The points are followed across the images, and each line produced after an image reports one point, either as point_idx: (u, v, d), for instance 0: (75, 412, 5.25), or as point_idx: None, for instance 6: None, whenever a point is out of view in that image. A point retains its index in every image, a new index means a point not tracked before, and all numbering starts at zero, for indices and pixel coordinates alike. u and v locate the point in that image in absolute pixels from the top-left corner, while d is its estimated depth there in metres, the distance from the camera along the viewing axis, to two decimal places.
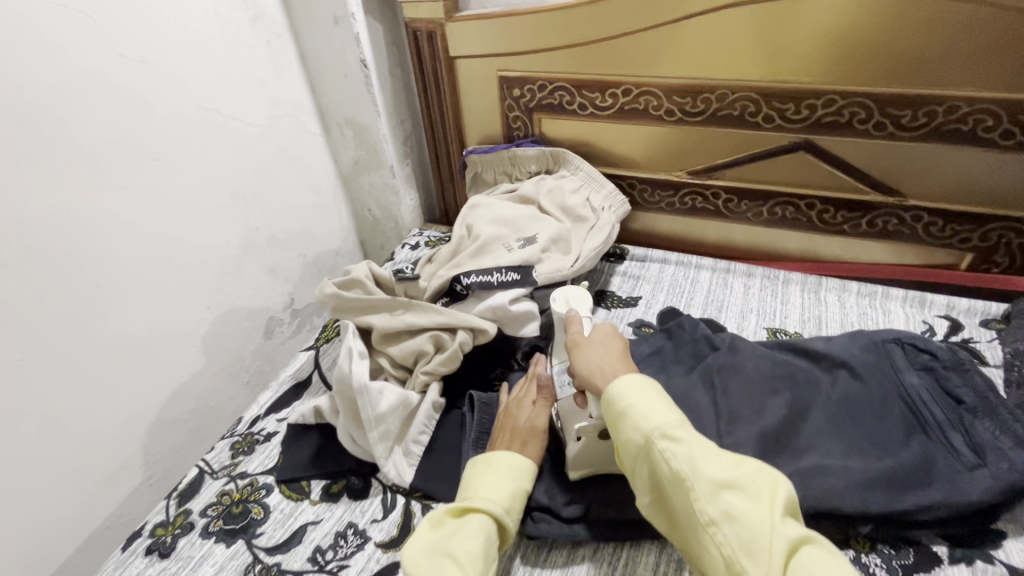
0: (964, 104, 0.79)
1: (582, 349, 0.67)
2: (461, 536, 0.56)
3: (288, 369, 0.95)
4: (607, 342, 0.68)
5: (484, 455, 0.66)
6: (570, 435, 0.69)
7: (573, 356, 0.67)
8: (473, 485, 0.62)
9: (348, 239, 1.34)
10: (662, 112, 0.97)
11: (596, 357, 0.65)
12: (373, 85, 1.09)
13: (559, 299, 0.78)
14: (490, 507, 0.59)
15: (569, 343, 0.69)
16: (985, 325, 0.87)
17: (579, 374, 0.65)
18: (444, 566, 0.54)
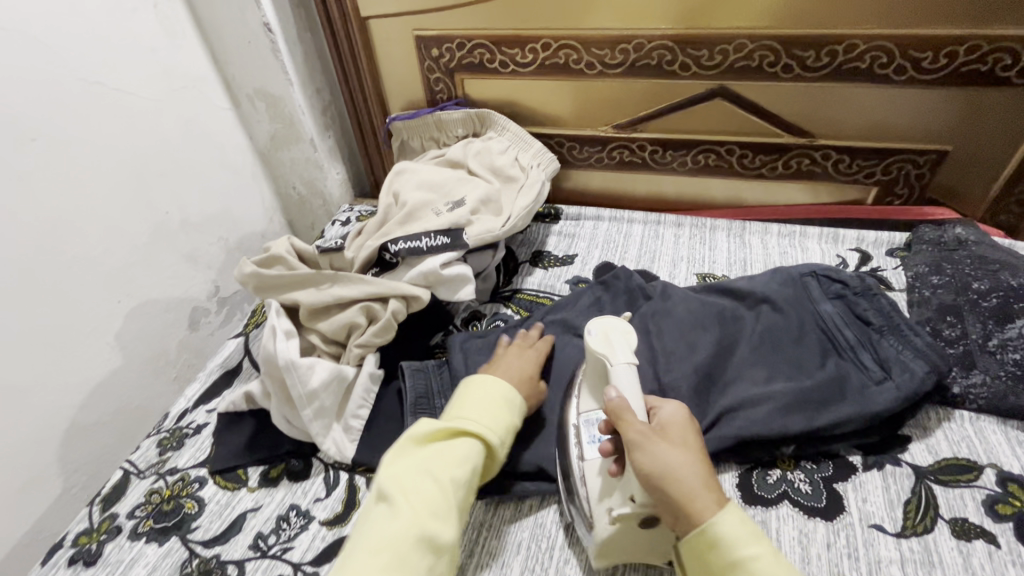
0: (862, 42, 0.82)
1: (664, 444, 0.54)
2: (451, 459, 0.58)
3: (217, 358, 0.90)
4: (687, 437, 0.56)
5: (475, 383, 0.65)
6: (602, 509, 0.58)
7: (648, 445, 0.54)
8: (466, 410, 0.62)
9: (274, 220, 1.27)
10: (583, 66, 0.97)
11: (679, 458, 0.53)
12: (281, 50, 1.02)
13: (597, 333, 0.68)
14: (484, 439, 0.60)
15: (641, 435, 0.55)
16: (890, 254, 0.94)
17: (655, 487, 0.52)
18: (428, 486, 0.55)
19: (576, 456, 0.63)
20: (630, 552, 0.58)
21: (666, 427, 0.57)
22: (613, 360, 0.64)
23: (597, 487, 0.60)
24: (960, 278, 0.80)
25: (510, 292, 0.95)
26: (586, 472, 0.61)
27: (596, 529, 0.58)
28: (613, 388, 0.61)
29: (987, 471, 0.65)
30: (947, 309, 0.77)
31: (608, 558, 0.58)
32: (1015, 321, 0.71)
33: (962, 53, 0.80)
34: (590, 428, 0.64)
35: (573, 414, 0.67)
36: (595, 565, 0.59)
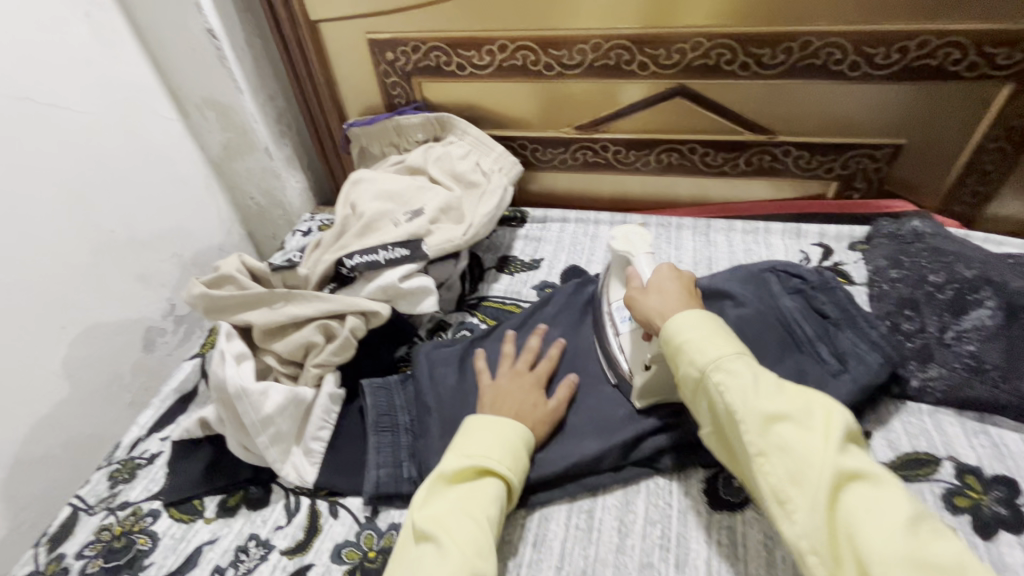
0: (816, 39, 0.82)
1: (648, 297, 0.65)
2: (483, 498, 0.57)
3: (171, 382, 0.87)
4: (670, 285, 0.65)
5: (504, 418, 0.64)
6: (638, 365, 0.68)
7: (642, 300, 0.65)
8: (499, 444, 0.61)
9: (232, 232, 1.22)
10: (541, 67, 0.95)
11: (661, 303, 0.63)
12: (228, 57, 0.98)
13: (617, 236, 0.76)
14: (512, 478, 0.59)
15: (636, 292, 0.67)
16: (852, 248, 0.94)
17: (648, 321, 0.64)
18: (468, 525, 0.54)
19: (612, 332, 0.73)
20: (666, 391, 0.68)
21: (657, 282, 0.66)
22: (632, 255, 0.73)
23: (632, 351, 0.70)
24: (917, 271, 0.81)
25: (476, 300, 0.94)
26: (622, 344, 0.71)
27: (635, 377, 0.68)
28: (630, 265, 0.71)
29: (946, 464, 0.66)
30: (905, 303, 0.78)
31: (651, 397, 0.68)
32: (969, 312, 0.72)
33: (913, 48, 0.80)
34: (619, 310, 0.74)
35: (604, 302, 0.77)
36: (637, 405, 0.69)
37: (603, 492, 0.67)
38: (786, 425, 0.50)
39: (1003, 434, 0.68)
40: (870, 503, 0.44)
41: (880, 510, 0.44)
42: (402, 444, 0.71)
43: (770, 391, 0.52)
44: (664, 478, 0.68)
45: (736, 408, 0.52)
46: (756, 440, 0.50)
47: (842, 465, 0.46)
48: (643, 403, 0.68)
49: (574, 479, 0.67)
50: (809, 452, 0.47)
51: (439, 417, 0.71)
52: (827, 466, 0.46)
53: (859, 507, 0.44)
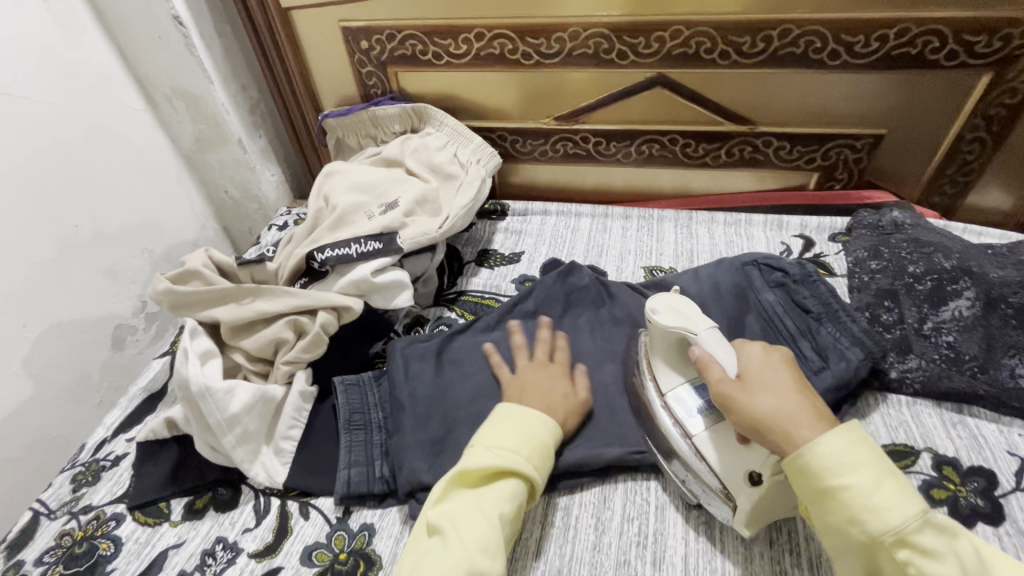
0: (796, 27, 0.81)
1: (756, 395, 0.52)
2: (496, 495, 0.55)
3: (139, 381, 0.84)
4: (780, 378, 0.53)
5: (530, 412, 0.61)
6: (736, 480, 0.56)
7: (745, 401, 0.52)
8: (521, 440, 0.58)
9: (206, 227, 1.19)
10: (519, 57, 0.93)
11: (776, 402, 0.51)
12: (197, 46, 0.95)
13: (661, 310, 0.64)
14: (533, 476, 0.57)
15: (732, 389, 0.53)
16: (832, 239, 0.94)
17: (759, 431, 0.51)
18: (477, 520, 0.52)
19: (678, 434, 0.61)
20: (774, 511, 0.55)
21: (754, 375, 0.54)
22: (693, 332, 0.60)
23: (719, 460, 0.57)
24: (896, 262, 0.80)
25: (454, 295, 0.92)
26: (699, 448, 0.59)
27: (738, 500, 0.55)
28: (697, 348, 0.59)
29: (924, 456, 0.65)
30: (884, 294, 0.78)
31: (757, 523, 0.55)
32: (948, 303, 0.73)
33: (892, 36, 0.79)
34: (682, 403, 0.62)
35: (653, 395, 0.64)
36: (745, 535, 0.56)
37: (581, 490, 0.66)
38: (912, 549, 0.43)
39: (980, 426, 0.68)
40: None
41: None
42: (375, 441, 0.69)
43: (851, 478, 0.45)
44: (642, 474, 0.67)
45: (821, 498, 0.47)
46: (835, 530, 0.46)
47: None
48: (752, 529, 0.55)
49: (552, 476, 0.66)
50: (901, 552, 0.43)
51: (412, 413, 0.69)
52: None
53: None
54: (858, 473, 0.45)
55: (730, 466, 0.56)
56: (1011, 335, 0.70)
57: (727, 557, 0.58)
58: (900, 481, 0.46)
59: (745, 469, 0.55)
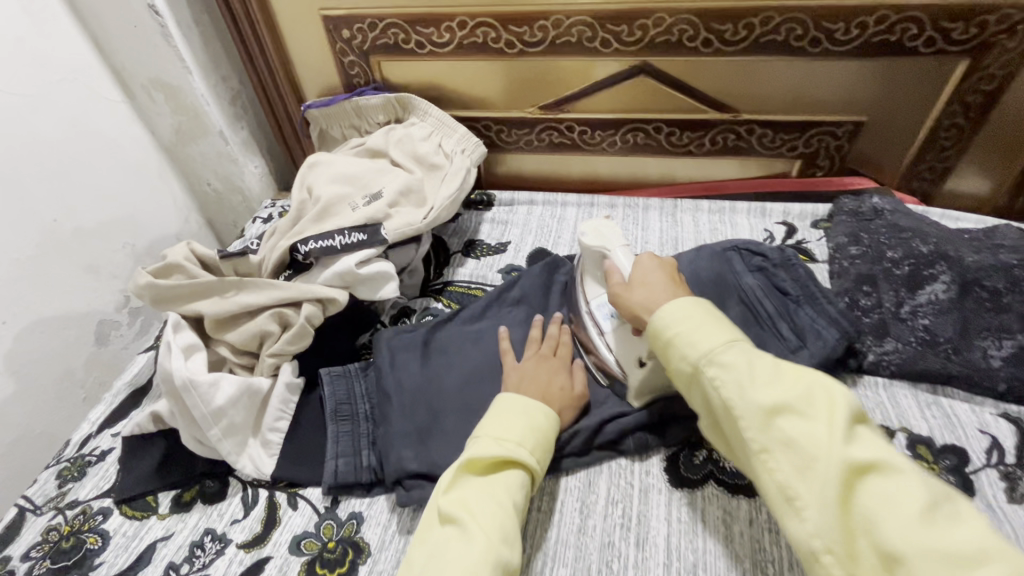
0: (777, 14, 0.81)
1: (633, 291, 0.62)
2: (508, 484, 0.55)
3: (123, 377, 0.84)
4: (654, 276, 0.61)
5: (529, 399, 0.62)
6: (630, 362, 0.67)
7: (625, 296, 0.62)
8: (524, 430, 0.59)
9: (190, 221, 1.17)
10: (503, 45, 0.92)
11: (645, 295, 0.60)
12: (174, 35, 0.93)
13: (587, 233, 0.72)
14: (537, 467, 0.58)
15: (619, 289, 0.64)
16: (815, 226, 0.94)
17: (635, 319, 0.60)
18: (494, 509, 0.52)
19: (595, 333, 0.71)
20: (665, 387, 0.66)
21: (639, 276, 0.63)
22: (609, 249, 0.70)
23: (620, 349, 0.68)
24: (875, 248, 0.82)
25: (440, 285, 0.92)
26: (608, 342, 0.69)
27: (630, 378, 0.67)
28: (608, 261, 0.68)
29: (899, 435, 0.67)
30: (863, 279, 0.79)
31: (646, 397, 0.67)
32: (925, 286, 0.75)
33: (872, 23, 0.80)
34: (601, 308, 0.72)
35: (582, 303, 0.74)
36: (635, 406, 0.68)
37: (566, 475, 0.67)
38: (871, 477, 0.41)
39: (954, 405, 0.70)
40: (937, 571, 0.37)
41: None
42: (362, 432, 0.69)
43: (768, 378, 0.47)
44: (626, 459, 0.68)
45: (734, 402, 0.48)
46: (757, 436, 0.46)
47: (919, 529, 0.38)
48: (639, 402, 0.67)
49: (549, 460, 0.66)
50: (819, 447, 0.43)
51: (399, 404, 0.70)
52: (835, 460, 0.41)
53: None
54: (794, 395, 0.45)
55: (628, 353, 0.67)
56: (984, 317, 0.71)
57: (708, 537, 0.59)
58: (718, 322, 0.53)
59: (637, 354, 0.66)
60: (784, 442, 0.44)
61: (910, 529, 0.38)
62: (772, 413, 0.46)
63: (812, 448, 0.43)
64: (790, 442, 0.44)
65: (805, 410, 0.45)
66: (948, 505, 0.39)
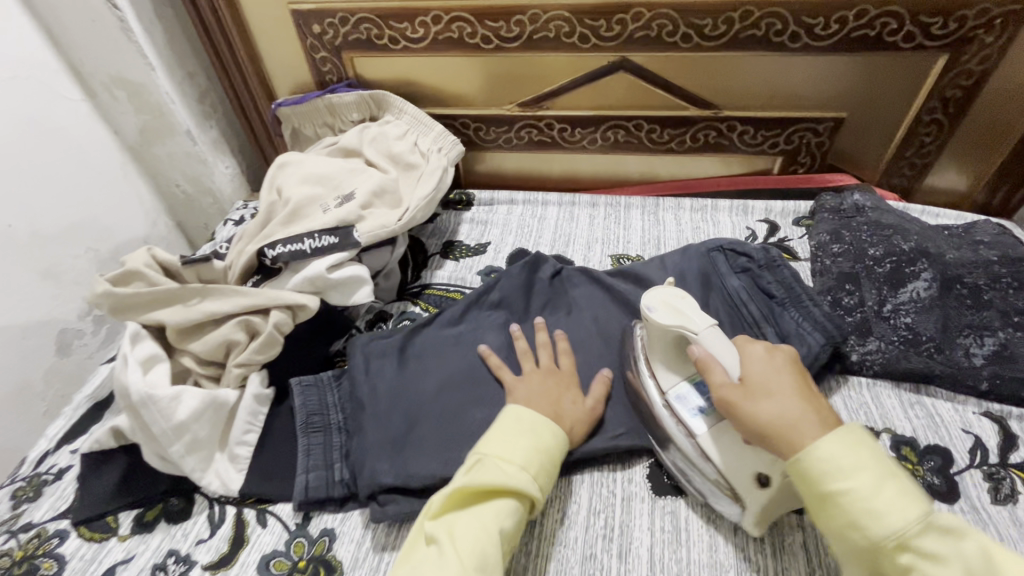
0: (757, 9, 0.80)
1: (758, 401, 0.50)
2: (498, 509, 0.52)
3: (83, 389, 0.80)
4: (779, 381, 0.51)
5: (537, 420, 0.59)
6: (740, 481, 0.55)
7: (748, 407, 0.50)
8: (525, 453, 0.56)
9: (158, 224, 1.13)
10: (479, 40, 0.90)
11: (778, 409, 0.49)
12: (135, 31, 0.89)
13: (658, 308, 0.61)
14: (537, 493, 0.54)
15: (734, 394, 0.51)
16: (797, 223, 0.94)
17: (763, 438, 0.49)
18: (479, 534, 0.50)
19: (682, 433, 0.59)
20: (781, 510, 0.55)
21: (755, 380, 0.52)
22: (693, 332, 0.58)
23: (723, 460, 0.56)
24: (857, 246, 0.81)
25: (418, 288, 0.89)
26: (702, 448, 0.57)
27: (745, 499, 0.54)
28: (698, 349, 0.56)
29: (882, 436, 0.66)
30: (846, 277, 0.78)
31: (765, 524, 0.55)
32: (906, 284, 0.74)
33: (852, 18, 0.79)
34: (685, 403, 0.60)
35: (653, 392, 0.62)
36: (749, 532, 0.55)
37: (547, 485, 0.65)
38: (844, 495, 0.44)
39: (936, 405, 0.69)
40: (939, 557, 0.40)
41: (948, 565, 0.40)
42: (334, 444, 0.67)
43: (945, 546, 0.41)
44: (609, 466, 0.66)
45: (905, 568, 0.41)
46: None
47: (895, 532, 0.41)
48: (758, 528, 0.55)
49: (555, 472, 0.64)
50: None
51: (373, 414, 0.67)
52: None
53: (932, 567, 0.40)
54: (864, 477, 0.43)
55: (736, 465, 0.55)
56: (965, 313, 0.72)
57: (693, 547, 0.58)
58: (907, 485, 0.43)
59: (752, 469, 0.54)
60: None
61: None
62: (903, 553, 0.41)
63: None
64: None
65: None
66: None
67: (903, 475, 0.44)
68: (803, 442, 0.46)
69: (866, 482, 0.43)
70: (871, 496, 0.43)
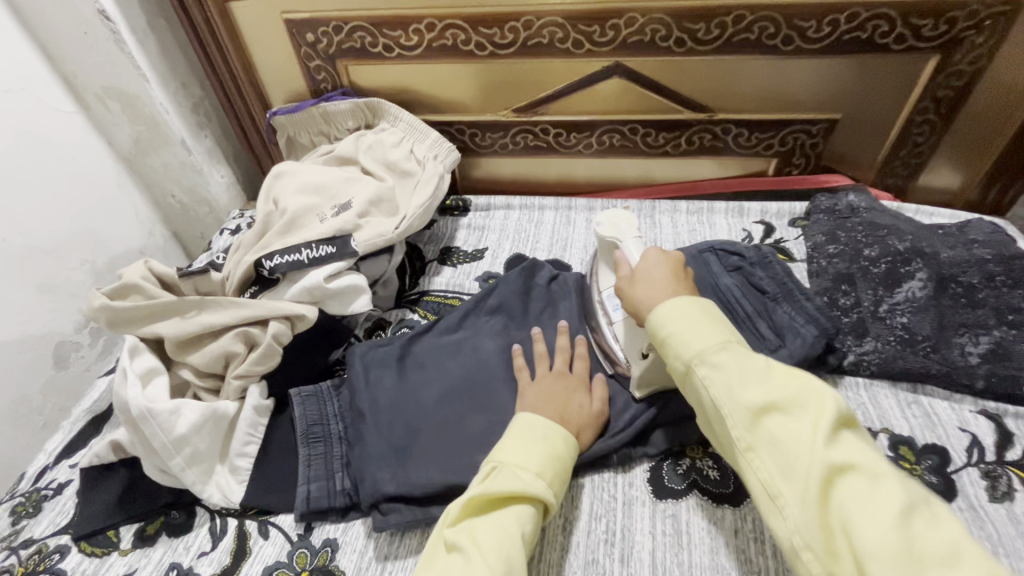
0: (749, 13, 0.80)
1: (635, 285, 0.59)
2: (517, 515, 0.52)
3: (82, 403, 0.80)
4: (657, 271, 0.58)
5: (547, 426, 0.59)
6: (634, 353, 0.65)
7: (627, 290, 0.59)
8: (539, 458, 0.56)
9: (154, 234, 1.13)
10: (473, 47, 0.90)
11: (646, 290, 0.57)
12: (127, 42, 0.89)
13: (603, 222, 0.71)
14: (553, 498, 0.55)
15: (622, 282, 0.61)
16: (792, 224, 0.94)
17: (632, 313, 0.58)
18: (501, 539, 0.50)
19: (604, 323, 0.70)
20: (666, 380, 0.65)
21: (643, 269, 0.60)
22: (620, 241, 0.68)
23: (625, 339, 0.67)
24: (853, 246, 0.82)
25: (416, 296, 0.89)
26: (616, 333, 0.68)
27: (632, 366, 0.65)
28: (618, 252, 0.66)
29: (881, 436, 0.67)
30: (842, 278, 0.79)
31: (648, 387, 0.65)
32: (902, 284, 0.74)
33: (843, 21, 0.80)
34: (610, 298, 0.70)
35: (595, 293, 0.73)
36: (636, 397, 0.66)
37: None
38: (775, 415, 0.44)
39: (933, 403, 0.70)
40: (866, 496, 0.39)
41: (876, 508, 0.38)
42: (335, 454, 0.67)
43: (759, 380, 0.46)
44: (610, 471, 0.66)
45: (721, 402, 0.46)
46: (744, 437, 0.45)
47: (833, 457, 0.41)
48: (642, 392, 0.65)
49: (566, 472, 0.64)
50: (801, 447, 0.42)
51: (374, 423, 0.67)
52: (816, 461, 0.41)
53: (854, 505, 0.39)
54: (683, 325, 0.51)
55: (631, 342, 0.66)
56: (962, 313, 0.71)
57: (694, 551, 0.58)
58: (718, 325, 0.51)
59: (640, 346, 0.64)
60: (768, 438, 0.44)
61: (818, 452, 0.41)
62: (760, 412, 0.44)
63: (794, 442, 0.42)
64: (770, 439, 0.43)
65: (763, 376, 0.46)
66: (923, 509, 0.38)
67: (722, 321, 0.51)
68: (654, 308, 0.55)
69: (809, 412, 0.43)
70: (806, 419, 0.43)
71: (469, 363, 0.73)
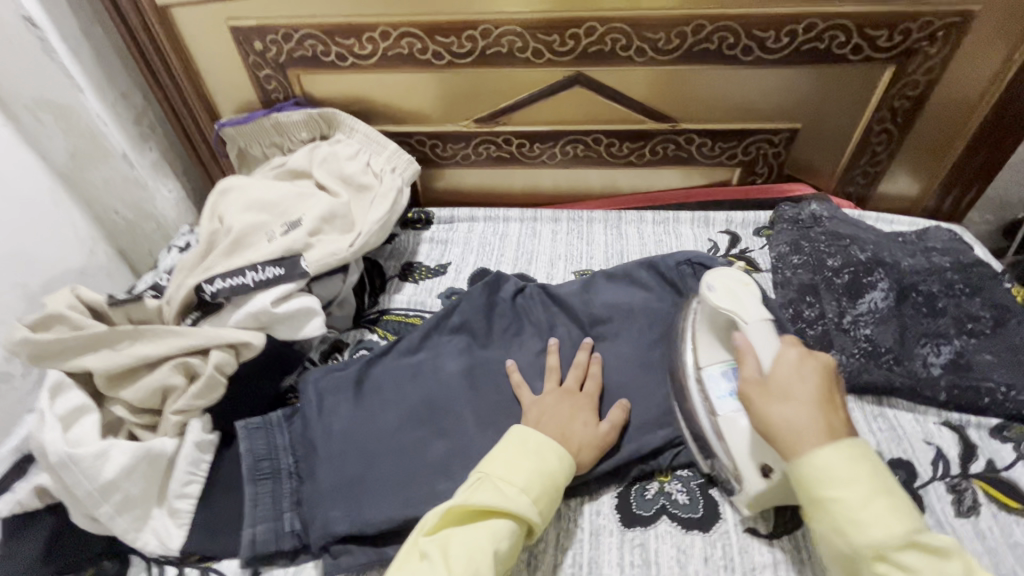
0: (709, 23, 0.79)
1: (776, 401, 0.50)
2: (492, 533, 0.50)
3: (7, 444, 0.73)
4: (800, 387, 0.50)
5: (542, 439, 0.57)
6: (754, 466, 0.55)
7: (763, 402, 0.51)
8: (525, 473, 0.53)
9: (96, 252, 1.02)
10: (430, 56, 0.87)
11: (793, 413, 0.49)
12: (57, 50, 0.84)
13: (718, 288, 0.61)
14: (535, 518, 0.52)
15: (754, 391, 0.52)
16: (757, 234, 0.94)
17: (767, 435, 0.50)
18: (471, 553, 0.48)
19: (702, 411, 0.59)
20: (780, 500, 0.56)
21: (783, 379, 0.51)
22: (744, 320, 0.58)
23: (736, 442, 0.56)
24: (816, 257, 0.81)
25: (375, 315, 0.86)
26: (721, 428, 0.57)
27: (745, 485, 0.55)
28: (741, 338, 0.56)
29: None
30: (806, 289, 0.78)
31: (760, 507, 0.56)
32: (864, 295, 0.74)
33: (801, 31, 0.79)
34: (720, 383, 0.58)
35: (689, 364, 0.62)
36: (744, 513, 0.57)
37: None
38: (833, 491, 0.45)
39: (898, 416, 0.69)
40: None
41: None
42: (284, 491, 0.63)
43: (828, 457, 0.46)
44: (577, 500, 0.63)
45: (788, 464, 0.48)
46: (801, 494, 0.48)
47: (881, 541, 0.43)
48: (751, 509, 0.57)
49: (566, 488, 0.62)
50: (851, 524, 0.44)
51: (326, 455, 0.63)
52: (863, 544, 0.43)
53: None
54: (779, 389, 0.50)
55: (745, 452, 0.56)
56: (922, 323, 0.72)
57: None
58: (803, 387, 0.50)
59: (761, 460, 0.55)
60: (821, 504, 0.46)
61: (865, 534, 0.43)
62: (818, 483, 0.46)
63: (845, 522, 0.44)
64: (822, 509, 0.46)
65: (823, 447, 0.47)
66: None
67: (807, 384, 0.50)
68: (804, 450, 0.47)
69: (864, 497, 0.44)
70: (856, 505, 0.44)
71: (428, 387, 0.69)
